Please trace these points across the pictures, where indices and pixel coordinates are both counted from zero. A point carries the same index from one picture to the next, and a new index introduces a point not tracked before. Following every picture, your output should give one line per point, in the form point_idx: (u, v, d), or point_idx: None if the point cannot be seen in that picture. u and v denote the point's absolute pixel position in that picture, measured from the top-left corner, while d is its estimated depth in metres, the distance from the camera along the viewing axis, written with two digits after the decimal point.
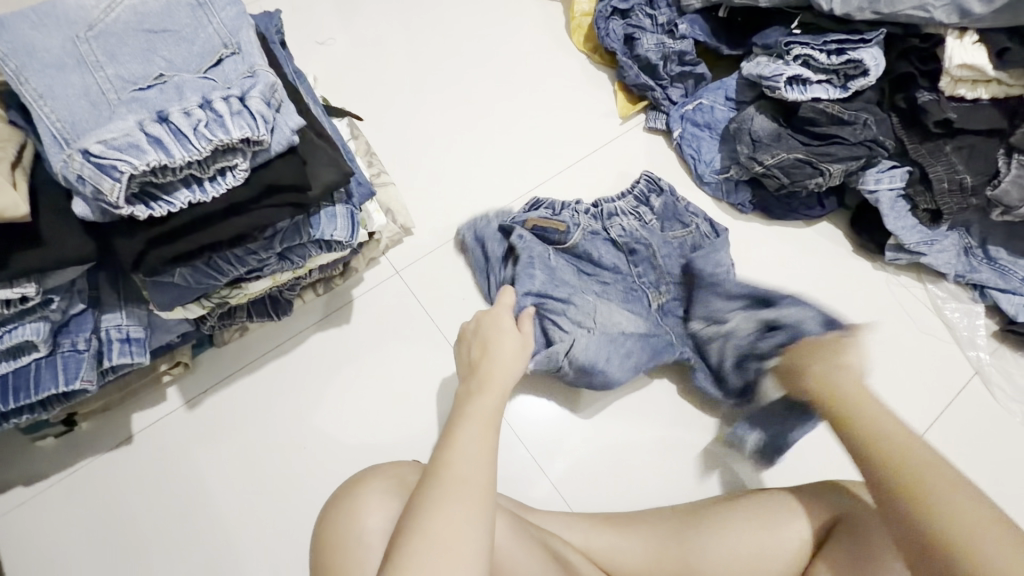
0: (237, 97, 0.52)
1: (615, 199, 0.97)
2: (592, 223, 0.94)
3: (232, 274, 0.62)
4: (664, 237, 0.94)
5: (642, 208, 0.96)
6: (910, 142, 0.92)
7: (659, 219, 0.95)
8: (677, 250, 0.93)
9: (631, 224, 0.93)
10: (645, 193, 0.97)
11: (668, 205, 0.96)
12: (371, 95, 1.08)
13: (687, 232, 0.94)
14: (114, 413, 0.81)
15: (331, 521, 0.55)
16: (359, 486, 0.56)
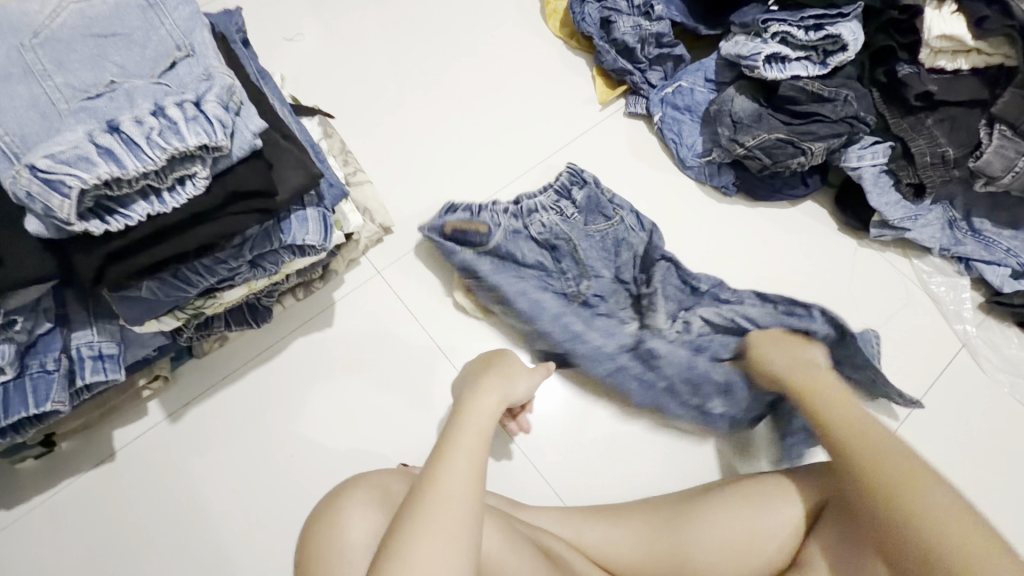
0: (192, 101, 0.49)
1: (535, 195, 0.91)
2: (514, 221, 0.89)
3: (203, 285, 0.60)
4: (587, 230, 0.90)
5: (562, 202, 0.91)
6: (892, 117, 0.92)
7: (582, 216, 0.90)
8: (601, 243, 0.90)
9: (552, 220, 0.89)
10: (566, 185, 0.91)
11: (593, 196, 0.91)
12: (344, 91, 1.05)
13: (611, 225, 0.90)
14: (94, 431, 0.79)
15: (313, 532, 0.54)
16: (342, 497, 0.56)
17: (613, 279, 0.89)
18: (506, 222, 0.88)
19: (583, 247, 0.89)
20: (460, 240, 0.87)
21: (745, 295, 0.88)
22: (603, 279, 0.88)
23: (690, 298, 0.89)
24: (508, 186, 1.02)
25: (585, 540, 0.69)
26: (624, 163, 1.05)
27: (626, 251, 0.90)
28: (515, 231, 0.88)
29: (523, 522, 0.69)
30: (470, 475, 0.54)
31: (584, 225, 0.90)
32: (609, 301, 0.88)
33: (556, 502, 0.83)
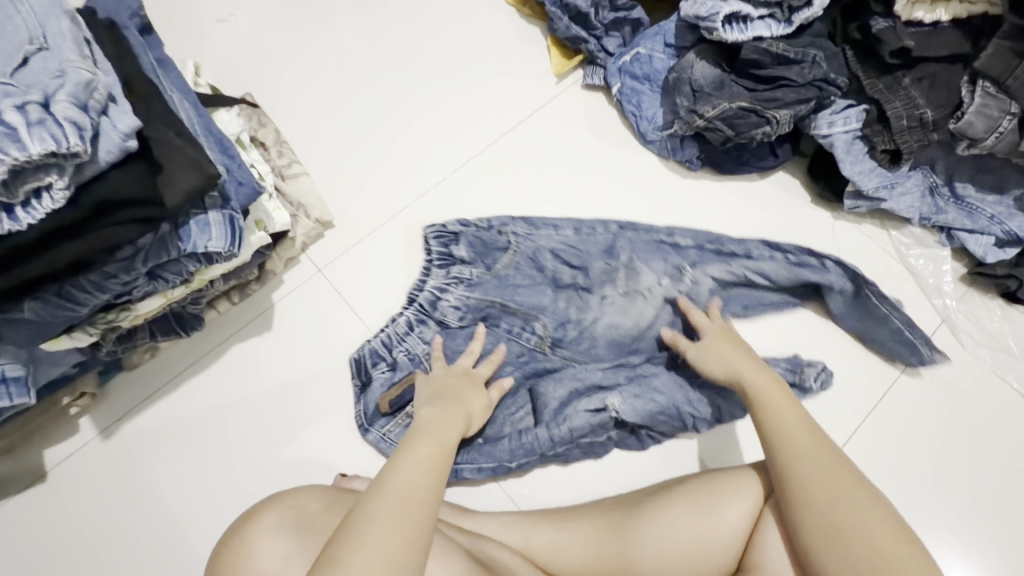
0: (38, 103, 0.44)
1: (424, 279, 0.86)
2: (421, 326, 0.84)
3: (95, 303, 0.55)
4: (496, 275, 0.85)
5: (451, 269, 0.86)
6: (866, 78, 0.84)
7: (481, 267, 0.86)
8: (521, 271, 0.86)
9: (458, 296, 0.84)
10: (442, 251, 0.87)
11: (475, 238, 0.87)
12: (279, 76, 0.98)
13: (510, 253, 0.87)
14: (22, 451, 0.76)
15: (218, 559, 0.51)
16: (251, 521, 0.53)
17: (552, 288, 0.86)
18: (404, 321, 0.84)
19: (503, 289, 0.85)
20: (367, 385, 0.81)
21: (752, 246, 0.89)
22: (547, 304, 0.85)
23: (695, 257, 0.88)
24: (459, 170, 0.96)
25: (532, 545, 0.67)
26: (582, 140, 0.99)
27: (542, 243, 0.88)
28: (420, 315, 0.84)
29: (463, 532, 0.66)
30: (424, 476, 0.54)
31: (488, 273, 0.86)
32: (570, 316, 0.85)
33: (510, 506, 0.80)
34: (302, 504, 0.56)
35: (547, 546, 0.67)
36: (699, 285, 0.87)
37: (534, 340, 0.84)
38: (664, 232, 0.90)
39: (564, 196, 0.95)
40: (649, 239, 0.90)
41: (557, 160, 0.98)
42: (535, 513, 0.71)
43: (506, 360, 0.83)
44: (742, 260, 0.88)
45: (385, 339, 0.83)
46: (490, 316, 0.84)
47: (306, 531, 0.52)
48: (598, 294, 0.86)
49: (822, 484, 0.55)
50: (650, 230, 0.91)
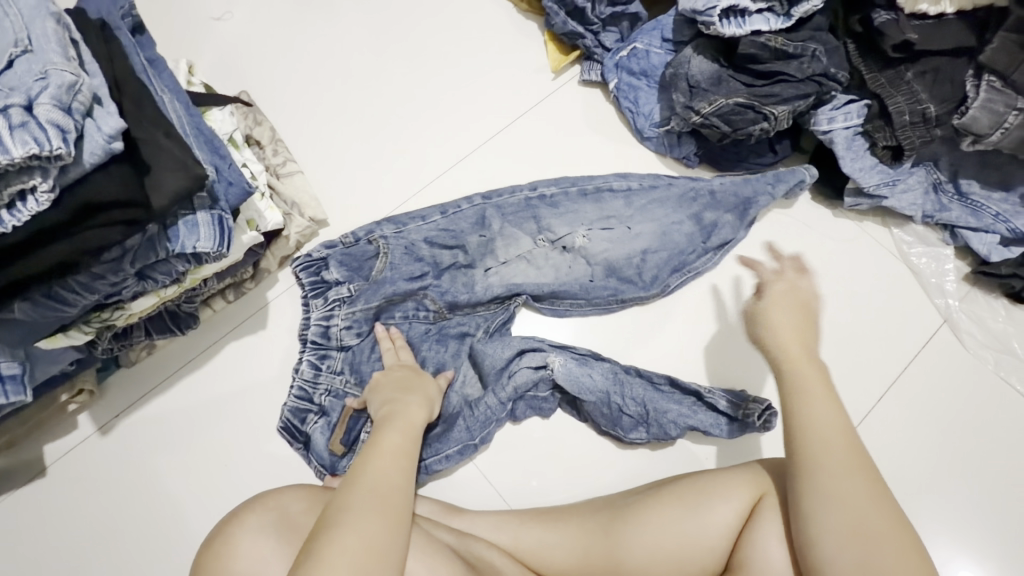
0: (21, 106, 0.44)
1: (306, 316, 0.81)
2: (337, 355, 0.80)
3: (84, 302, 0.56)
4: (371, 281, 0.82)
5: (328, 294, 0.81)
6: (868, 72, 0.82)
7: (359, 279, 0.82)
8: (374, 283, 0.81)
9: (345, 314, 0.80)
10: (315, 280, 0.81)
11: (344, 256, 0.82)
12: (274, 73, 0.98)
13: (380, 258, 0.83)
14: (23, 447, 0.77)
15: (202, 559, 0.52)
16: (233, 524, 0.54)
17: (434, 271, 0.84)
18: (308, 364, 0.79)
19: (382, 289, 0.81)
20: (310, 441, 0.78)
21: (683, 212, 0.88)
22: (429, 280, 0.83)
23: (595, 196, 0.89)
24: (455, 168, 0.95)
25: (520, 542, 0.67)
26: (578, 136, 0.98)
27: (410, 228, 0.85)
28: (321, 351, 0.80)
29: (450, 531, 0.66)
30: (401, 467, 0.56)
31: (365, 282, 0.82)
32: (458, 293, 0.83)
33: (502, 506, 0.79)
34: (284, 507, 0.56)
35: (534, 545, 0.67)
36: (602, 235, 0.87)
37: (431, 316, 0.83)
38: (527, 189, 0.89)
39: None
40: (563, 198, 0.89)
41: (553, 156, 0.97)
42: (525, 513, 0.71)
43: (419, 339, 0.82)
44: (620, 229, 0.88)
45: (303, 388, 0.79)
46: (383, 309, 0.82)
47: (288, 531, 0.54)
48: (482, 268, 0.85)
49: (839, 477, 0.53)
50: (514, 194, 0.88)
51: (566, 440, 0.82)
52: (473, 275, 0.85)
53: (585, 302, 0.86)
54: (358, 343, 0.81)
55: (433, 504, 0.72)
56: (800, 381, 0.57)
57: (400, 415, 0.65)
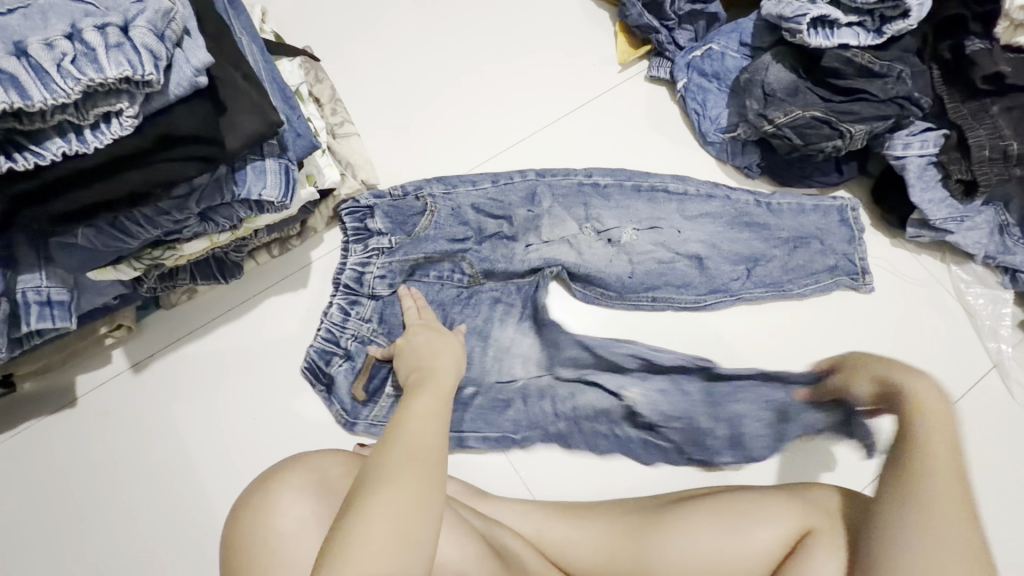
0: (116, 26, 0.43)
1: (343, 260, 0.81)
2: (366, 314, 0.79)
3: (145, 237, 0.55)
4: (412, 237, 0.81)
5: (369, 242, 0.81)
6: (950, 101, 0.79)
7: (401, 234, 0.81)
8: (413, 238, 0.81)
9: (378, 265, 0.80)
10: (357, 226, 0.81)
11: (389, 208, 0.82)
12: (336, 30, 0.95)
13: (425, 215, 0.82)
14: (56, 374, 0.77)
15: (244, 518, 0.54)
16: (273, 480, 0.56)
17: (476, 238, 0.82)
18: (337, 309, 0.79)
19: (420, 246, 0.81)
20: (333, 385, 0.78)
21: (739, 194, 0.87)
22: (471, 244, 0.82)
23: (638, 176, 0.87)
24: (511, 150, 0.94)
25: (543, 536, 0.67)
26: (639, 133, 0.96)
27: (459, 190, 0.84)
28: (351, 300, 0.79)
29: (478, 514, 0.66)
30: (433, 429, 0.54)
31: (406, 237, 0.81)
32: (496, 260, 0.82)
33: (524, 495, 0.78)
34: (324, 468, 0.58)
35: (560, 539, 0.67)
36: (657, 234, 0.85)
37: (465, 281, 0.82)
38: (582, 174, 0.87)
39: None
40: (617, 190, 0.87)
41: (611, 150, 0.95)
42: (550, 505, 0.70)
43: (452, 302, 0.81)
44: (670, 220, 0.85)
45: (330, 331, 0.78)
46: (418, 267, 0.81)
47: (325, 494, 0.55)
48: (523, 242, 0.83)
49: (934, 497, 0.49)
50: (569, 176, 0.86)
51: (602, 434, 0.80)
52: (502, 251, 0.82)
53: (616, 295, 0.84)
54: (386, 299, 0.80)
55: (458, 485, 0.71)
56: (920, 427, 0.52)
57: (429, 379, 0.64)
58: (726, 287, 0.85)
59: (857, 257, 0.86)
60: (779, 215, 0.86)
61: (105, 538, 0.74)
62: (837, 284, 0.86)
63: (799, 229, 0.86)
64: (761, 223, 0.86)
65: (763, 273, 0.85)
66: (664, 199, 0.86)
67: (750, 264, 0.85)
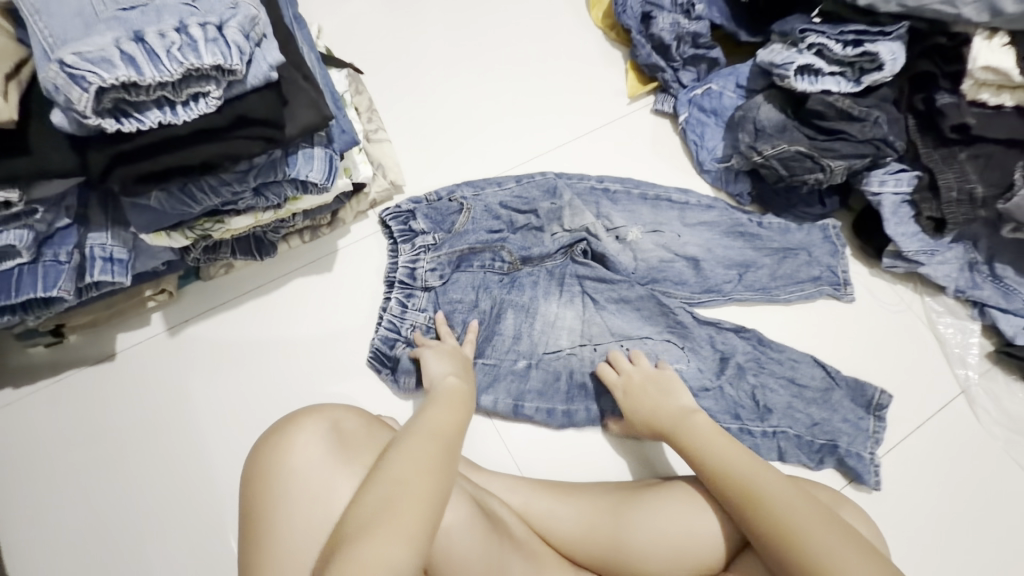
0: (214, 25, 0.52)
1: (394, 260, 0.89)
2: (421, 302, 0.87)
3: (207, 204, 0.64)
4: (453, 234, 0.89)
5: (415, 241, 0.88)
6: (924, 147, 0.88)
7: (442, 231, 0.90)
8: (457, 235, 0.89)
9: (427, 260, 0.87)
10: (403, 228, 0.89)
11: (429, 211, 0.91)
12: (378, 49, 1.07)
13: (464, 214, 0.91)
14: (100, 331, 0.86)
15: (262, 456, 0.60)
16: (292, 424, 0.62)
17: (509, 229, 0.91)
18: (396, 302, 0.87)
19: (463, 238, 0.89)
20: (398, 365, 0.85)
21: (733, 211, 0.97)
22: (508, 235, 0.90)
23: (635, 188, 0.97)
24: (525, 165, 1.03)
25: (530, 508, 0.72)
26: (642, 158, 1.05)
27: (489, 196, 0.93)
28: (406, 292, 0.87)
29: (470, 481, 0.71)
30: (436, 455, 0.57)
31: (448, 234, 0.89)
32: (530, 248, 0.90)
33: (513, 470, 0.85)
34: (336, 417, 0.64)
35: (545, 513, 0.72)
36: (661, 234, 0.94)
37: (505, 268, 0.89)
38: (595, 180, 0.97)
39: None
40: (624, 196, 0.96)
41: (616, 171, 1.04)
42: (538, 483, 0.75)
43: (479, 286, 0.88)
44: (669, 224, 0.95)
45: (391, 322, 0.86)
46: (463, 258, 0.88)
47: (335, 440, 0.62)
48: (549, 232, 0.92)
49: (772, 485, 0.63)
50: (582, 180, 0.96)
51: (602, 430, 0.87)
52: (530, 241, 0.91)
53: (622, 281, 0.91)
54: (435, 291, 0.87)
55: (456, 456, 0.77)
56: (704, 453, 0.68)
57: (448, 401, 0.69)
58: (717, 286, 0.93)
59: (840, 269, 0.95)
60: (767, 228, 0.96)
61: (131, 482, 0.81)
62: (820, 292, 0.94)
63: (786, 243, 0.95)
64: (754, 235, 0.95)
65: (751, 276, 0.94)
66: (667, 207, 0.96)
67: (741, 268, 0.94)
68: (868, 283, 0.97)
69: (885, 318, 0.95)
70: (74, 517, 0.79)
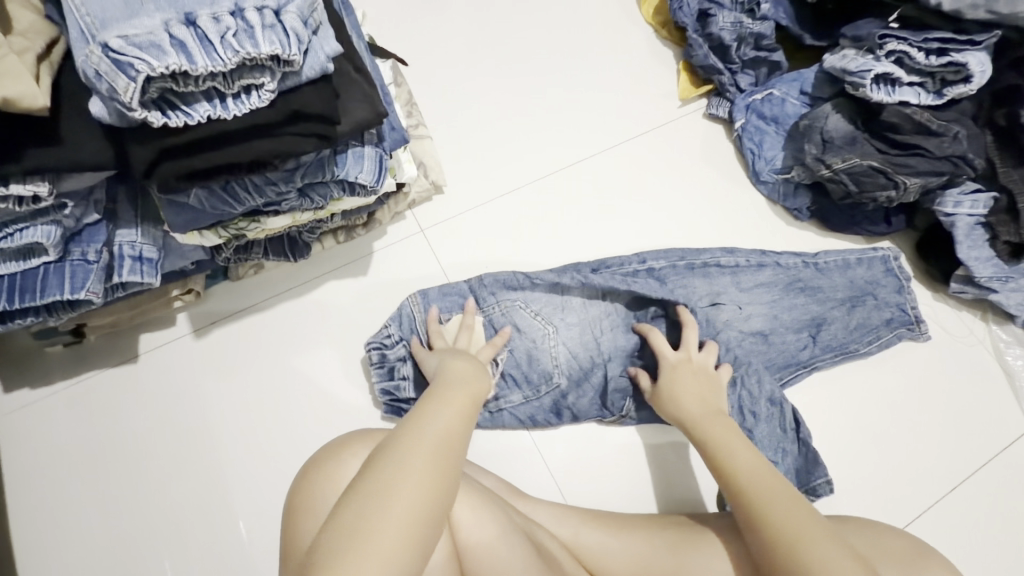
0: (271, 9, 0.47)
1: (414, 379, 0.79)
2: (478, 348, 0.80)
3: (249, 204, 0.59)
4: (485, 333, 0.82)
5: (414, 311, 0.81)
6: (1002, 167, 0.82)
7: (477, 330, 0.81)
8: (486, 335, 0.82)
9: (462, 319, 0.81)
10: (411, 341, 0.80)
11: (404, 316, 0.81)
12: (419, 39, 1.01)
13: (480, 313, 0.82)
14: (122, 332, 0.81)
15: (305, 479, 0.57)
16: (347, 446, 0.60)
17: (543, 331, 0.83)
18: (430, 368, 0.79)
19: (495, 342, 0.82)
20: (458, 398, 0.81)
21: (785, 255, 0.90)
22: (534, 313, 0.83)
23: (685, 255, 0.88)
24: (570, 168, 0.98)
25: (579, 540, 0.67)
26: (693, 166, 1.00)
27: (516, 316, 0.82)
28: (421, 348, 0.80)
29: (517, 511, 0.66)
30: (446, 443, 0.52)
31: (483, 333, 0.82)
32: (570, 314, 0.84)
33: (556, 497, 0.81)
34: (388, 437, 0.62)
35: (595, 545, 0.67)
36: (719, 311, 0.85)
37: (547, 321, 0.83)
38: (635, 261, 0.87)
39: (665, 214, 0.97)
40: (672, 270, 0.87)
41: (666, 179, 0.99)
42: (587, 512, 0.71)
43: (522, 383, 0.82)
44: (728, 295, 0.86)
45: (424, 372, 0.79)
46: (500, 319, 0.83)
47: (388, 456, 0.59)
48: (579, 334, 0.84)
49: (785, 497, 0.57)
50: (621, 266, 0.87)
51: (651, 456, 0.83)
52: (567, 304, 0.84)
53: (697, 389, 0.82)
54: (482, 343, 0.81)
55: (499, 481, 0.72)
56: (717, 440, 0.65)
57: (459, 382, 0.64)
58: (795, 359, 0.86)
59: (909, 306, 0.88)
60: (829, 275, 0.89)
61: (148, 494, 0.77)
62: (896, 336, 0.88)
63: (849, 286, 0.89)
64: (814, 286, 0.88)
65: (823, 336, 0.87)
66: (716, 273, 0.87)
67: (812, 328, 0.87)
68: (932, 309, 0.92)
69: (949, 345, 0.90)
70: (88, 528, 0.75)
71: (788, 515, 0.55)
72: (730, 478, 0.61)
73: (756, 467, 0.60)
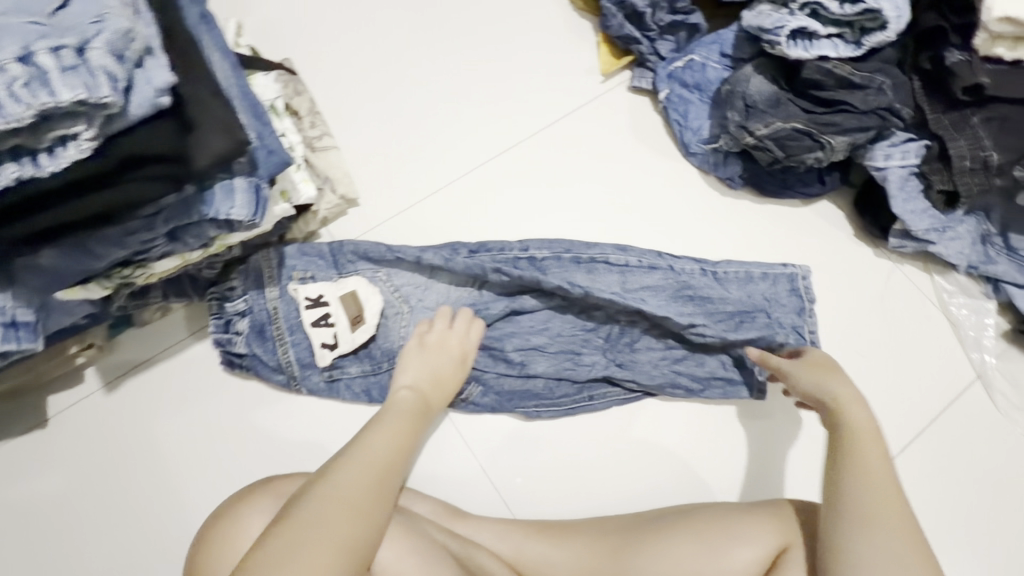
0: (72, 47, 0.41)
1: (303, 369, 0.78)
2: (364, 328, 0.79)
3: (114, 256, 0.55)
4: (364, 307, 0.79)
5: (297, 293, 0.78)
6: (931, 112, 0.79)
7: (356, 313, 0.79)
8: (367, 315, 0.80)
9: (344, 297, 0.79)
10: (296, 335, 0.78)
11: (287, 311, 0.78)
12: (317, 41, 0.94)
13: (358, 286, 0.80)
14: (28, 395, 0.77)
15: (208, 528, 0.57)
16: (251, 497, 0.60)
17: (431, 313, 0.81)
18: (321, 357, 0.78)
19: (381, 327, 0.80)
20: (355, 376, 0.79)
21: (687, 262, 0.83)
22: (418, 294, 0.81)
23: (570, 254, 0.81)
24: (493, 161, 0.93)
25: (522, 555, 0.66)
26: (621, 145, 0.95)
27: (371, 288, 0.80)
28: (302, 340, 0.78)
29: (452, 534, 0.65)
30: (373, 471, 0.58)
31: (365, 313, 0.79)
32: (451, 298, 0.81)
33: (504, 513, 0.78)
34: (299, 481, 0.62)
35: (536, 558, 0.66)
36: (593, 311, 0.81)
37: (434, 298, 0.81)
38: (516, 247, 0.81)
39: (595, 199, 0.92)
40: (554, 262, 0.81)
41: (594, 161, 0.94)
42: (530, 524, 0.69)
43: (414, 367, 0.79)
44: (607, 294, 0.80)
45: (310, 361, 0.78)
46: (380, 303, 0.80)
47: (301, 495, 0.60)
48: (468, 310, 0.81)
49: (878, 501, 0.56)
50: (502, 251, 0.81)
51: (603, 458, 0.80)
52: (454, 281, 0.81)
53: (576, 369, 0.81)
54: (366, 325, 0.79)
55: (436, 505, 0.70)
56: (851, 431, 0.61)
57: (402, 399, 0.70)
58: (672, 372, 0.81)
59: (807, 329, 0.80)
60: (726, 285, 0.82)
61: (74, 563, 0.73)
62: None
63: (744, 301, 0.81)
64: (705, 296, 0.81)
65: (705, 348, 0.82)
66: (600, 270, 0.81)
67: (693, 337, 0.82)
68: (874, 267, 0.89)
69: (894, 301, 0.88)
70: None
71: (883, 530, 0.54)
72: (849, 472, 0.58)
73: (879, 462, 0.58)
